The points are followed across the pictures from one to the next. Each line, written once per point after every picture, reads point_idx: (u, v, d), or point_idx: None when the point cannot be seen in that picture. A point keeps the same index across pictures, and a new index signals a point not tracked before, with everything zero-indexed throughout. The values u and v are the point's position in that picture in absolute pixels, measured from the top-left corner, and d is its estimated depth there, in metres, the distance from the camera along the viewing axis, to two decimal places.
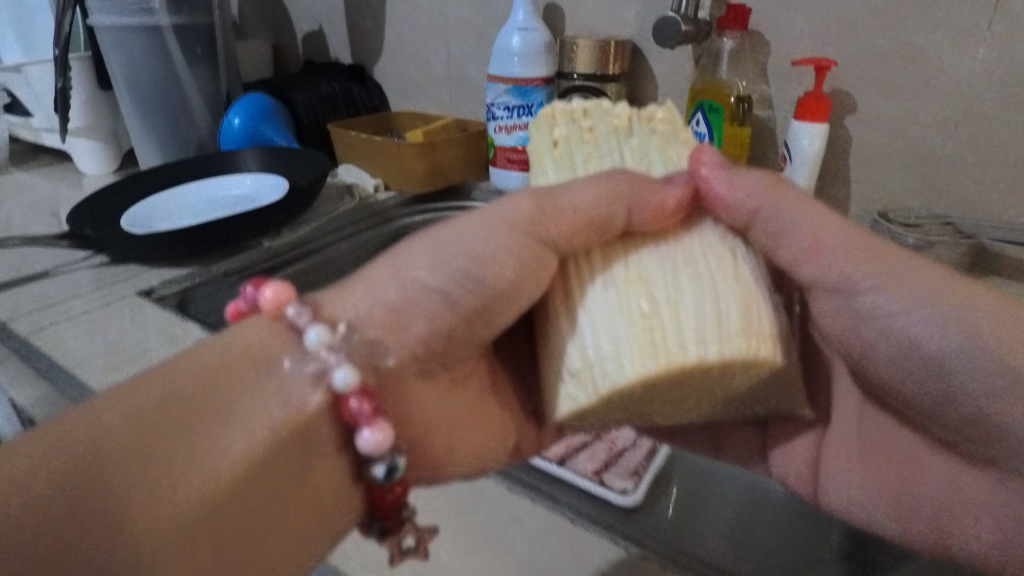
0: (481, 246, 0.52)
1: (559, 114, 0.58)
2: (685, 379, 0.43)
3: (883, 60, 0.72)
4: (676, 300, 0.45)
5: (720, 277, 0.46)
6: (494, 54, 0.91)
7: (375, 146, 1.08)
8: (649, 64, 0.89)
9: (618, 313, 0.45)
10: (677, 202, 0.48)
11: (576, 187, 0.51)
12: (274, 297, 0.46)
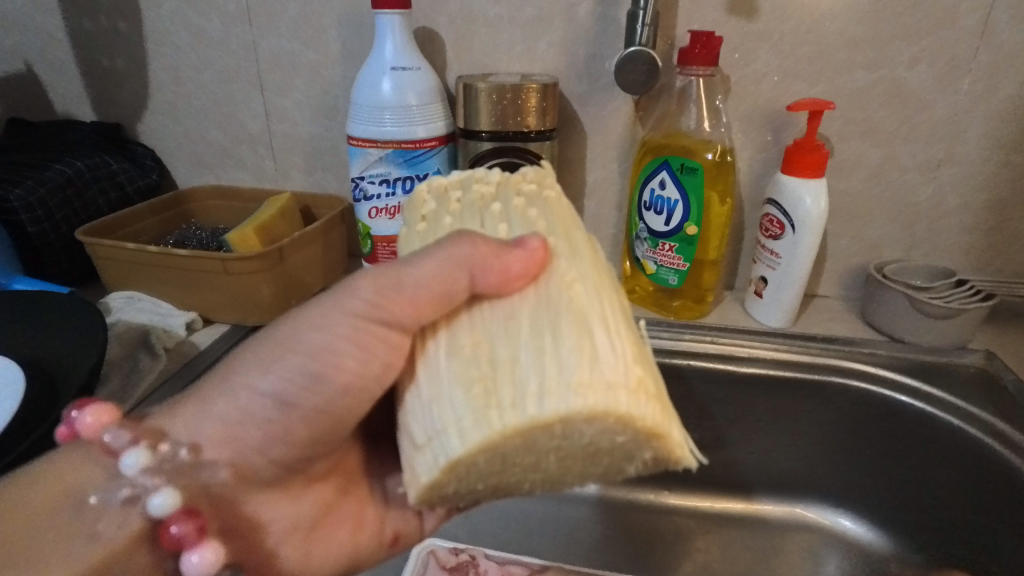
0: (322, 338, 0.37)
1: (435, 190, 0.40)
2: (534, 441, 0.28)
3: (861, 95, 0.60)
4: (517, 354, 0.29)
5: (577, 302, 0.31)
6: (354, 108, 0.61)
7: (153, 264, 0.62)
8: (579, 112, 0.64)
9: (455, 381, 0.29)
10: (527, 261, 0.31)
11: (418, 255, 0.35)
12: (95, 422, 0.39)
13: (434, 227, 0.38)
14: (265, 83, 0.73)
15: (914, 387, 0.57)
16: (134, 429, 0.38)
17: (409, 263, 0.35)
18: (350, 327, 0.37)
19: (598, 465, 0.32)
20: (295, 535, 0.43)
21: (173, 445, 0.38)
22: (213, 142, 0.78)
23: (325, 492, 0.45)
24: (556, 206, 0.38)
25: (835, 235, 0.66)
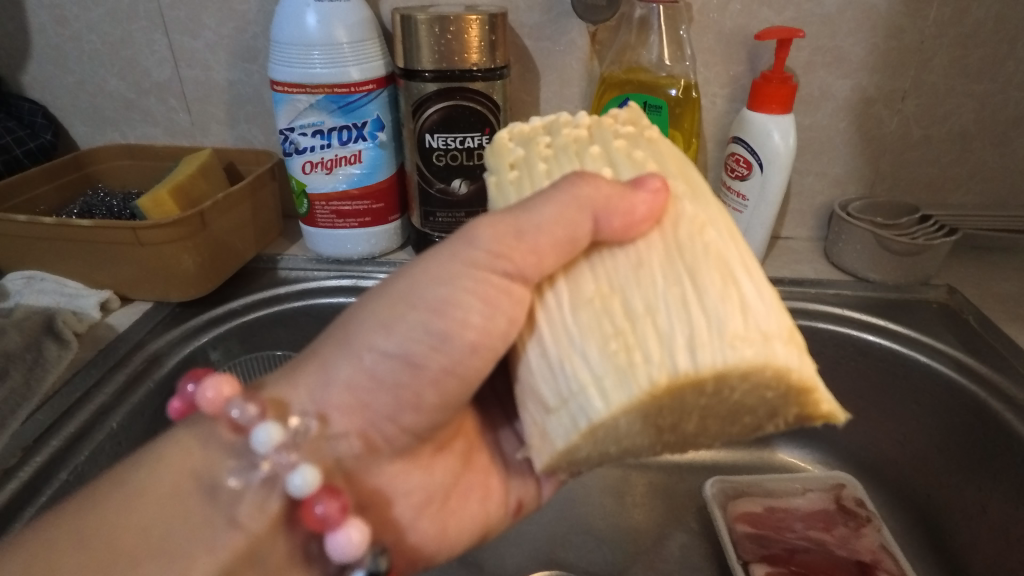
0: (444, 292, 0.33)
1: (519, 135, 0.34)
2: (679, 402, 0.27)
3: (829, 22, 0.56)
4: (656, 304, 0.27)
5: (713, 250, 0.28)
6: (275, 48, 0.53)
7: (57, 236, 0.54)
8: (531, 47, 0.58)
9: (586, 338, 0.27)
10: (652, 200, 0.28)
11: (532, 198, 0.31)
12: (218, 391, 0.34)
13: (530, 180, 0.32)
14: (168, 21, 0.63)
15: (879, 325, 0.56)
16: (257, 401, 0.34)
17: (520, 208, 0.31)
18: (472, 280, 0.32)
19: (730, 423, 0.31)
20: (430, 507, 0.39)
21: (303, 418, 0.34)
22: (115, 93, 0.68)
23: (451, 461, 0.41)
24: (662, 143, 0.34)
25: (801, 172, 0.63)
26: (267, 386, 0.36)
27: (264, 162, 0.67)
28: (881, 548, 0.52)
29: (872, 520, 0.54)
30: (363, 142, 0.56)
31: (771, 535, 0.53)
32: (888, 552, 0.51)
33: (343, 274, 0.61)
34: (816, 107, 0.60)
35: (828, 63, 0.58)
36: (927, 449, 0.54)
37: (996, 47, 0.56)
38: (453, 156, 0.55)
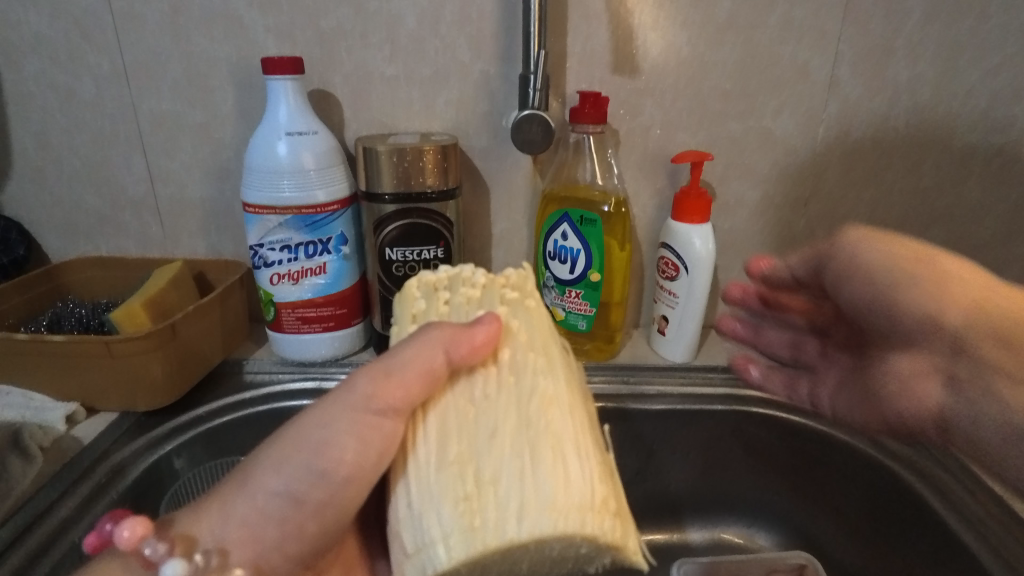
0: (326, 434, 0.39)
1: (424, 287, 0.46)
2: (512, 556, 0.33)
3: (737, 143, 0.65)
4: (499, 474, 0.34)
5: (551, 425, 0.35)
6: (248, 174, 0.59)
7: (24, 352, 0.56)
8: (481, 167, 0.66)
9: (442, 496, 0.34)
10: (487, 338, 0.38)
11: (399, 344, 0.40)
12: (134, 535, 0.37)
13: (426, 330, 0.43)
14: (147, 145, 0.68)
15: (804, 406, 0.62)
16: (163, 539, 0.38)
17: (388, 355, 0.39)
18: (349, 421, 0.39)
19: (563, 569, 0.37)
20: None
21: (202, 554, 0.38)
22: (90, 209, 0.72)
23: None
24: (534, 317, 0.43)
25: (726, 268, 0.71)
26: (173, 521, 0.39)
27: (233, 271, 0.71)
28: None
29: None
30: (328, 255, 0.61)
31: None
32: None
33: (307, 376, 0.65)
34: (734, 213, 0.68)
35: (740, 176, 0.67)
36: (855, 523, 0.59)
37: (876, 161, 0.66)
38: (412, 267, 0.60)
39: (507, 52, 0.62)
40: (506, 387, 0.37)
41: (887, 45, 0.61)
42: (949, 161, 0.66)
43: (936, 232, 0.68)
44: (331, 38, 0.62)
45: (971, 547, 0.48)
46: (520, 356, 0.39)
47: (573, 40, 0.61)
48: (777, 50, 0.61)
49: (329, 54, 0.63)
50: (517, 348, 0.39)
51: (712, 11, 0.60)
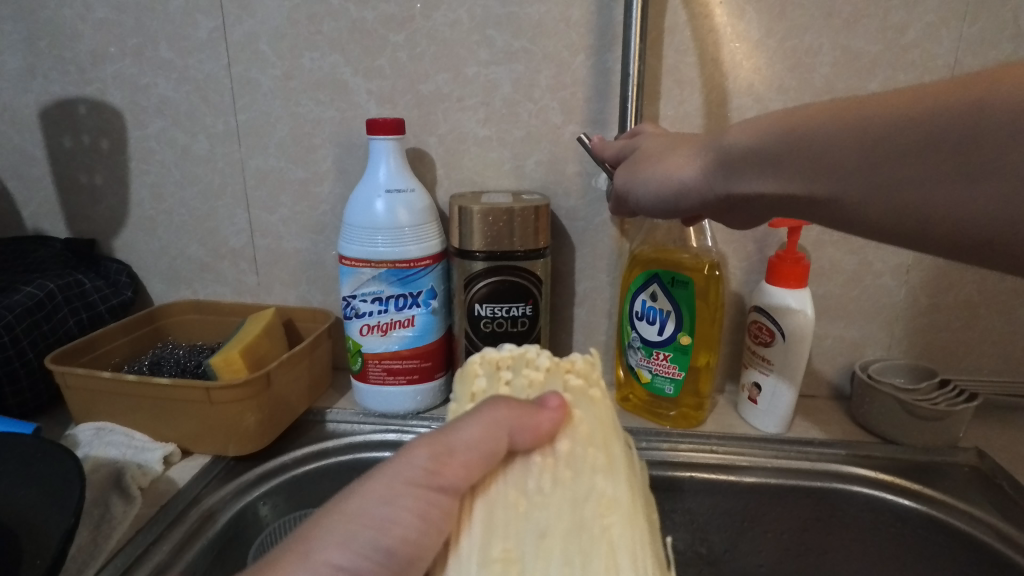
0: (385, 512, 0.34)
1: (487, 363, 0.48)
2: None
3: None
4: None
5: (607, 534, 0.36)
6: (345, 228, 0.61)
7: (130, 393, 0.59)
8: (568, 226, 0.66)
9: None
10: (551, 417, 0.40)
11: (456, 418, 0.39)
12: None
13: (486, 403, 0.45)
14: (250, 198, 0.72)
15: (916, 489, 0.57)
16: None
17: (450, 428, 0.38)
18: (413, 498, 0.35)
19: None
20: None
21: None
22: (193, 257, 0.76)
23: None
24: (597, 410, 0.44)
25: (820, 335, 0.68)
26: None
27: (321, 319, 0.73)
28: None
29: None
30: (417, 308, 0.62)
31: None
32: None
33: (388, 427, 0.65)
34: (830, 277, 0.66)
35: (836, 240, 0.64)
36: None
37: None
38: (499, 323, 0.60)
39: (598, 115, 0.63)
40: (562, 486, 0.38)
41: None
42: None
43: None
44: (430, 102, 0.65)
45: None
46: (580, 451, 0.40)
47: (665, 105, 0.62)
48: None
49: (426, 117, 0.66)
50: (574, 438, 0.41)
51: (809, 76, 0.60)
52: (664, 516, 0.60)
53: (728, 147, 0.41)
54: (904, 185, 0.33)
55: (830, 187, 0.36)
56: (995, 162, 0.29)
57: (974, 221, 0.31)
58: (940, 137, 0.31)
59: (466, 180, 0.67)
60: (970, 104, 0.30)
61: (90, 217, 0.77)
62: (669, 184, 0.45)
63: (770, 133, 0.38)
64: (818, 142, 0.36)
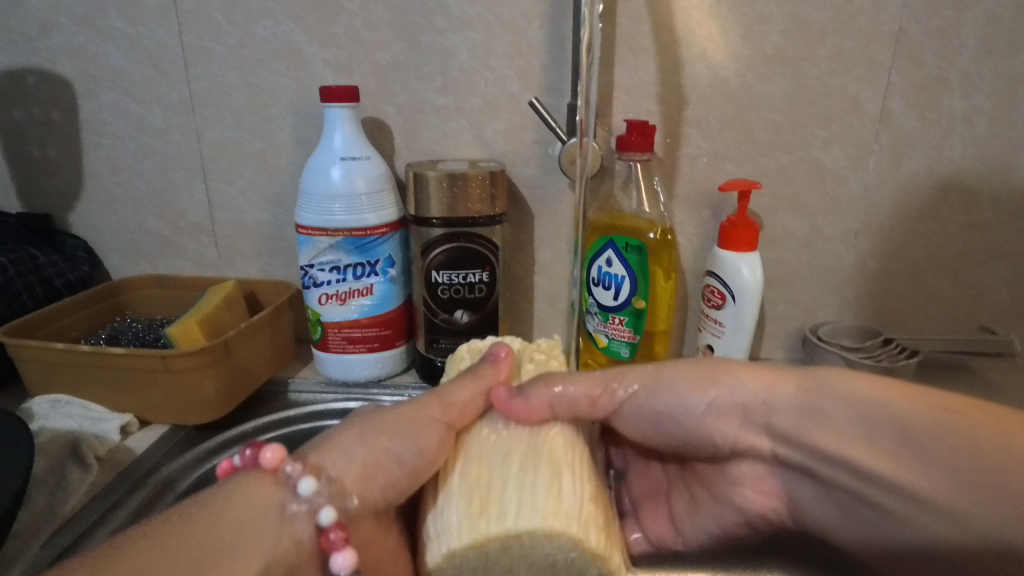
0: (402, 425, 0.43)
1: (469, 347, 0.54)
2: (512, 555, 0.37)
3: (785, 173, 0.65)
4: (505, 484, 0.39)
5: (552, 451, 0.42)
6: (302, 197, 0.61)
7: (86, 364, 0.58)
8: (527, 194, 0.67)
9: (460, 497, 0.39)
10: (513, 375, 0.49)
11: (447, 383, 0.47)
12: (275, 458, 0.38)
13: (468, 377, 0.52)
14: (208, 170, 0.72)
15: None
16: None
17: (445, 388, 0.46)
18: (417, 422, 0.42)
19: None
20: None
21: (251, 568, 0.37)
22: (152, 231, 0.76)
23: None
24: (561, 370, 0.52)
25: (774, 300, 0.70)
26: None
27: (282, 291, 0.73)
28: None
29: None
30: (375, 277, 0.62)
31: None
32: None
33: (349, 396, 0.65)
34: (783, 243, 0.67)
35: (788, 206, 0.66)
36: None
37: (930, 193, 0.64)
38: (457, 290, 0.61)
39: (554, 84, 0.63)
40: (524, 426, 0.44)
41: (941, 77, 0.60)
42: (1010, 193, 0.63)
43: (998, 267, 0.66)
44: (387, 70, 0.65)
45: None
46: None
47: (621, 73, 0.63)
48: (828, 82, 0.61)
49: (383, 86, 0.65)
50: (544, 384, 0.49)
51: (760, 44, 0.61)
52: None
53: (776, 429, 0.43)
54: (895, 454, 0.38)
55: (849, 424, 0.40)
56: (971, 518, 0.34)
57: (938, 524, 0.36)
58: (929, 427, 0.37)
59: (426, 150, 0.67)
60: (979, 420, 0.36)
61: (43, 191, 0.75)
62: (689, 437, 0.47)
63: (853, 415, 0.40)
64: (804, 482, 0.44)
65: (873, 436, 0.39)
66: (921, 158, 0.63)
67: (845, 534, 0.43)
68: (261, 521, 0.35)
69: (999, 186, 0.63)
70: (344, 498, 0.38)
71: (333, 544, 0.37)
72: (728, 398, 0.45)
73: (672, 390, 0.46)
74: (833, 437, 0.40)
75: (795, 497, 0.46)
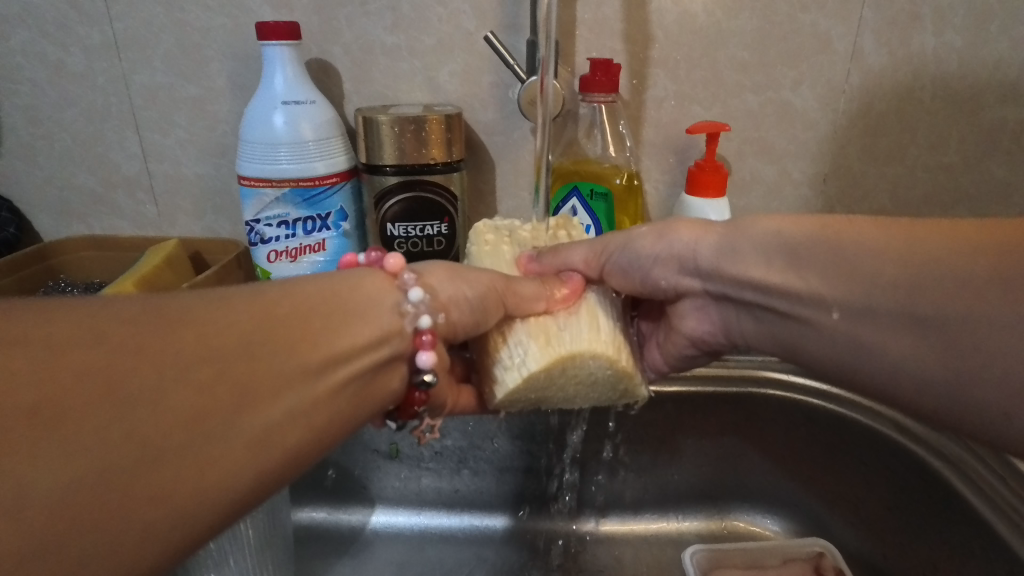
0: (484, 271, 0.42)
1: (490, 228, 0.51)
2: (572, 376, 0.41)
3: (753, 116, 0.62)
4: (560, 322, 0.42)
5: (586, 297, 0.45)
6: (243, 145, 0.56)
7: None
8: (486, 141, 0.63)
9: (526, 335, 0.41)
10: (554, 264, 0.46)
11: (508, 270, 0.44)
12: (396, 264, 0.39)
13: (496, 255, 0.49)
14: (139, 120, 0.66)
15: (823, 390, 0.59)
16: None
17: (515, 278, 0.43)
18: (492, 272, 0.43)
19: (588, 396, 0.44)
20: None
21: None
22: (82, 187, 0.70)
23: None
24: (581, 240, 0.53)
25: None
26: None
27: (230, 251, 0.69)
28: None
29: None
30: (328, 231, 0.59)
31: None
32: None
33: None
34: (751, 188, 0.66)
35: (756, 150, 0.64)
36: (877, 512, 0.56)
37: (899, 135, 0.63)
38: (414, 243, 0.59)
39: (512, 20, 0.59)
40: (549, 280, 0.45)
41: (912, 12, 0.58)
42: (975, 135, 0.62)
43: (960, 211, 0.65)
44: (330, 6, 0.59)
45: (1007, 539, 0.45)
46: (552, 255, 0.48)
47: (583, 7, 0.59)
48: (799, 18, 0.58)
49: (327, 24, 0.60)
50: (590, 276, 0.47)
51: None
52: (586, 427, 0.61)
53: (703, 268, 0.44)
54: (873, 327, 0.36)
55: (831, 307, 0.38)
56: (954, 391, 0.33)
57: (919, 395, 0.35)
58: (915, 308, 0.34)
59: (377, 94, 0.63)
60: (976, 280, 0.33)
61: None
62: (642, 286, 0.48)
63: (758, 249, 0.41)
64: (740, 313, 0.45)
65: (855, 319, 0.37)
66: (890, 99, 0.61)
67: (773, 352, 0.44)
68: (375, 307, 0.37)
69: (965, 127, 0.62)
70: (437, 313, 0.39)
71: (422, 345, 0.39)
72: (668, 248, 0.45)
73: (630, 249, 0.46)
74: (821, 280, 0.38)
75: (733, 331, 0.46)
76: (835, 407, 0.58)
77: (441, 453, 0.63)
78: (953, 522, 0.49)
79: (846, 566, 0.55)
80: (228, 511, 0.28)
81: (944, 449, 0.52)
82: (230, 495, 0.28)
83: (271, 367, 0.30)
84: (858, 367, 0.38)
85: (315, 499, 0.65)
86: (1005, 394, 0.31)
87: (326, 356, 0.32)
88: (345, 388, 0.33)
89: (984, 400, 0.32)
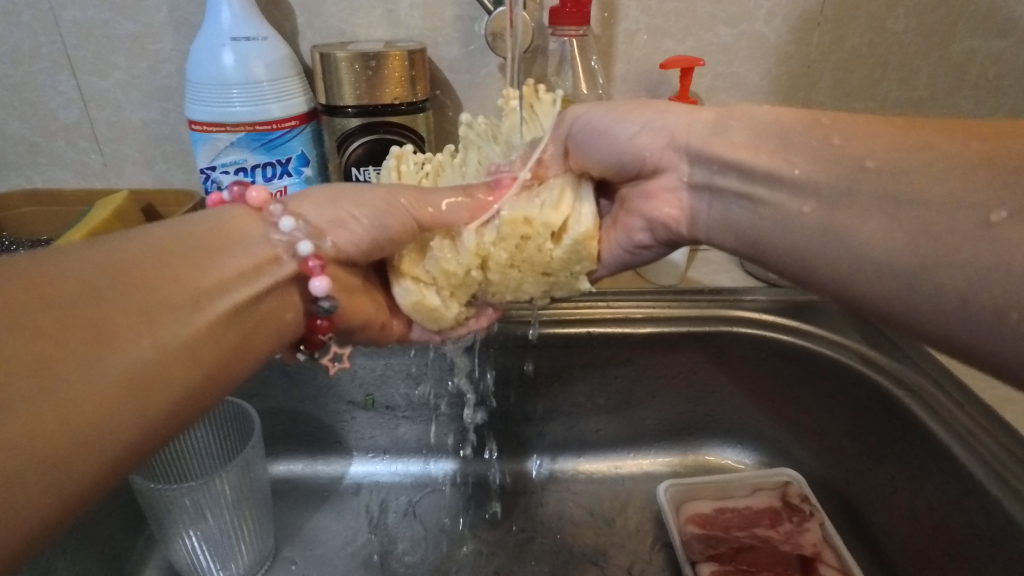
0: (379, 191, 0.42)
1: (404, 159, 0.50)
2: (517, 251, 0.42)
3: (726, 51, 0.61)
4: (507, 209, 0.42)
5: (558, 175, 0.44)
6: (191, 87, 0.53)
7: None
8: (451, 80, 0.61)
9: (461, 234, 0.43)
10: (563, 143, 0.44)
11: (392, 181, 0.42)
12: (261, 198, 0.39)
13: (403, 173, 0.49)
14: (74, 61, 0.61)
15: (793, 326, 0.60)
16: None
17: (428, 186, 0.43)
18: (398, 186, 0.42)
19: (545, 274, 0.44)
20: None
21: None
22: (16, 136, 0.64)
23: None
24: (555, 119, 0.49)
25: None
26: None
27: (185, 202, 0.66)
28: (823, 541, 0.54)
29: (816, 515, 0.55)
30: (289, 178, 0.57)
31: (721, 534, 0.55)
32: (829, 545, 0.53)
33: None
34: None
35: (729, 86, 0.63)
36: (839, 440, 0.59)
37: (871, 69, 0.62)
38: None
39: None
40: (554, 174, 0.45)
41: None
42: (946, 68, 0.62)
43: None
44: None
45: (963, 460, 0.47)
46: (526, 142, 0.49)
47: None
48: None
49: None
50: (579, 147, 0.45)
51: None
52: (559, 370, 0.61)
53: (691, 147, 0.42)
54: (846, 211, 0.34)
55: (815, 190, 0.36)
56: (915, 277, 0.31)
57: (874, 280, 0.33)
58: (899, 192, 0.32)
59: (331, 28, 0.58)
60: (971, 165, 0.30)
61: None
62: (618, 160, 0.44)
63: (762, 133, 0.39)
64: (714, 205, 0.42)
65: (831, 209, 0.35)
66: (865, 31, 0.60)
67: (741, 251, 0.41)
68: (241, 241, 0.36)
69: (936, 62, 0.62)
70: (319, 241, 0.39)
71: (314, 273, 0.38)
72: (660, 119, 0.43)
73: (615, 114, 0.43)
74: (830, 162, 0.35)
75: (700, 223, 0.44)
76: (821, 342, 0.58)
77: (417, 401, 0.63)
78: (918, 451, 0.51)
79: (811, 494, 0.58)
80: (110, 445, 0.26)
81: (908, 377, 0.54)
82: (113, 431, 0.27)
83: (132, 308, 0.29)
84: (815, 255, 0.36)
85: (292, 452, 0.65)
86: (966, 275, 0.29)
87: (194, 292, 0.31)
88: (228, 321, 0.32)
89: (945, 283, 0.30)
